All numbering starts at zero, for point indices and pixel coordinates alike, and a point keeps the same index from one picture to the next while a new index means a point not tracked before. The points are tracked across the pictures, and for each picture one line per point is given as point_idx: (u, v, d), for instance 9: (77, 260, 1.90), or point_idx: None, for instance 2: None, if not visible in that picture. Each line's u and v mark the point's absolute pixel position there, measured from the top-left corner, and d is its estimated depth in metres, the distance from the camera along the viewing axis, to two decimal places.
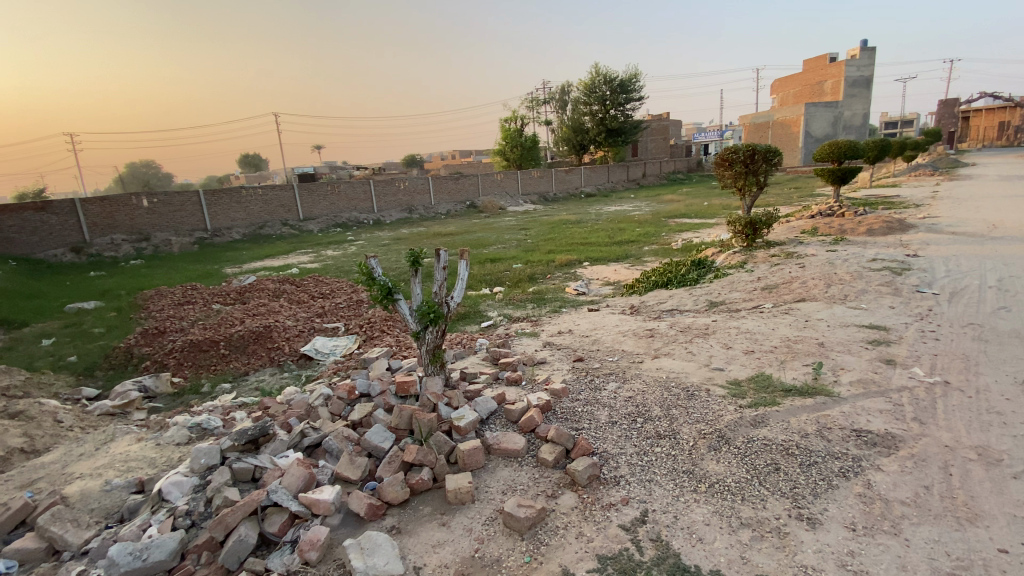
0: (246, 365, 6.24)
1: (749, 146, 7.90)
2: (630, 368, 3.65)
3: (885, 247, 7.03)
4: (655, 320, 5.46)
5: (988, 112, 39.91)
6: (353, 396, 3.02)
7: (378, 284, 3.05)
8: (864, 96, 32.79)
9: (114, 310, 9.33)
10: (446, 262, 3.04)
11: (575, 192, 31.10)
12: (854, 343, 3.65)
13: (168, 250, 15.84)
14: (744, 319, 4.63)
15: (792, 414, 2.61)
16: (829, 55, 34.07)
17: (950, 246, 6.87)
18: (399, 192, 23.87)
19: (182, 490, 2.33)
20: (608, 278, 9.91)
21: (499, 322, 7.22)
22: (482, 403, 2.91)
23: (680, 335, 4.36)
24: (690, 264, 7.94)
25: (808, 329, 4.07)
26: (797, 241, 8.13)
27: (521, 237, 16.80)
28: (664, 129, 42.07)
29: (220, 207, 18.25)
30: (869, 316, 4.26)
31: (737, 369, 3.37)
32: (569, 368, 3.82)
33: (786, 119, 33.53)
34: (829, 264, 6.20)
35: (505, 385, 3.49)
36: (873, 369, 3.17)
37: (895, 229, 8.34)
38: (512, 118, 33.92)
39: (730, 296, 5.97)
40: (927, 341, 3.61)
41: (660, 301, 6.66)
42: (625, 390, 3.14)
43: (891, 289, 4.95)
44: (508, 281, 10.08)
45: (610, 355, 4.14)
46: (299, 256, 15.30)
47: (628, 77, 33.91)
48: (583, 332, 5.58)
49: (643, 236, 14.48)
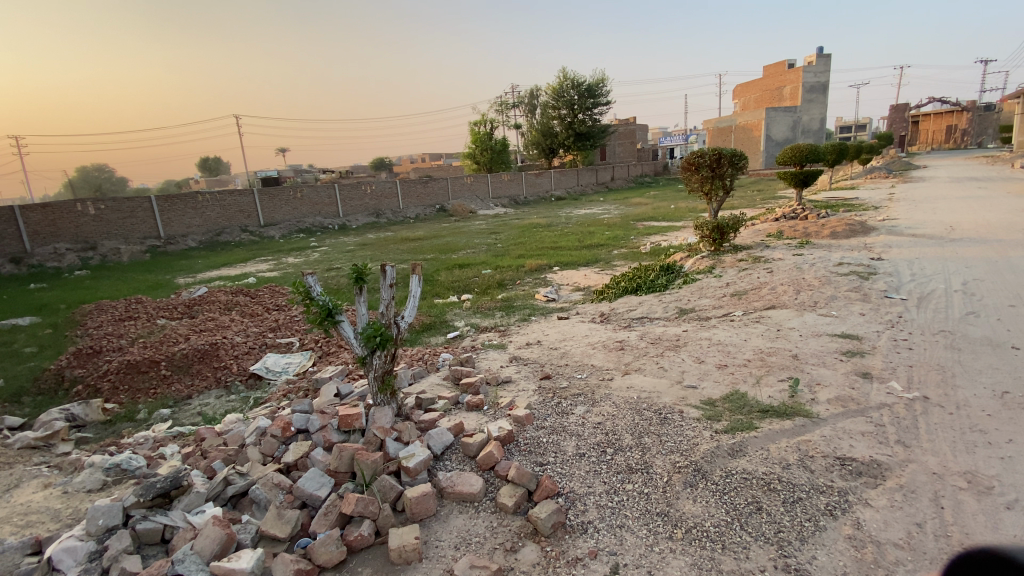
0: (189, 387, 5.76)
1: (714, 150, 7.84)
2: (599, 387, 3.41)
3: (849, 250, 7.07)
4: (625, 330, 5.26)
5: (935, 117, 41.93)
6: (289, 433, 2.69)
7: (317, 305, 2.73)
8: (820, 102, 33.93)
9: (49, 327, 8.57)
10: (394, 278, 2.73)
11: (545, 195, 31.06)
12: (829, 355, 3.51)
13: (117, 259, 14.89)
14: (716, 328, 4.47)
15: (772, 440, 2.41)
16: (787, 62, 35.17)
17: (912, 249, 6.95)
18: (366, 196, 23.27)
19: (75, 558, 1.91)
20: (578, 284, 9.73)
21: (465, 333, 6.92)
22: (436, 436, 2.63)
23: (651, 347, 4.16)
24: (659, 269, 7.83)
25: (781, 340, 3.93)
26: (764, 245, 8.12)
27: (491, 241, 16.54)
28: (632, 133, 42.59)
29: (174, 213, 17.32)
30: (840, 324, 4.16)
31: (711, 387, 3.18)
32: (534, 387, 3.57)
33: (748, 123, 34.40)
34: (797, 269, 6.15)
35: (466, 410, 3.20)
36: (851, 384, 3.02)
37: (857, 231, 8.45)
38: (481, 120, 33.67)
39: (700, 303, 5.84)
40: (900, 351, 3.50)
41: (630, 308, 6.49)
42: (594, 415, 2.90)
43: (860, 294, 4.89)
44: (476, 287, 9.80)
45: (578, 370, 3.90)
46: (259, 264, 14.62)
47: (595, 81, 34.14)
48: (551, 343, 5.33)
49: (613, 239, 14.40)
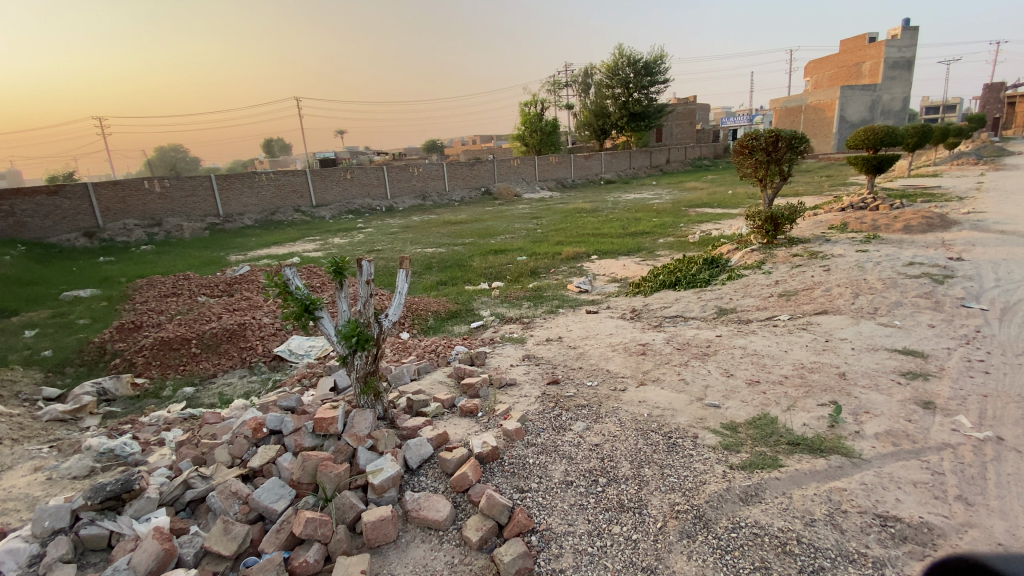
0: (215, 366, 5.86)
1: (771, 132, 7.08)
2: (609, 399, 3.06)
3: (923, 247, 6.23)
4: (653, 331, 4.84)
5: None
6: (261, 434, 2.53)
7: (294, 300, 2.53)
8: (904, 79, 30.88)
9: (105, 300, 9.07)
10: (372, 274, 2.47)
11: (595, 179, 30.18)
12: (883, 376, 2.99)
13: (180, 235, 15.70)
14: (753, 335, 3.97)
15: (797, 484, 2.01)
16: (867, 35, 32.15)
17: (1001, 248, 6.03)
18: (413, 178, 23.35)
19: (16, 562, 1.83)
20: (615, 274, 9.26)
21: (490, 324, 6.67)
22: (414, 448, 2.40)
23: (676, 354, 3.74)
24: (702, 262, 7.25)
25: (827, 353, 3.40)
26: (823, 238, 7.33)
27: (531, 226, 16.18)
28: (690, 113, 40.47)
29: (231, 192, 18.05)
30: (902, 338, 3.57)
31: (736, 409, 2.76)
32: (539, 393, 3.27)
33: (819, 103, 31.82)
34: (858, 268, 5.46)
35: (459, 415, 2.96)
36: (905, 415, 2.52)
37: (936, 225, 7.48)
38: (532, 101, 33.01)
39: (742, 303, 5.29)
40: (974, 376, 2.93)
41: (664, 305, 6.01)
42: (594, 434, 2.56)
43: (930, 301, 4.22)
44: (509, 275, 9.53)
45: (590, 377, 3.54)
46: (306, 244, 14.97)
47: (652, 59, 32.57)
48: (573, 341, 4.98)
49: (659, 227, 13.70)
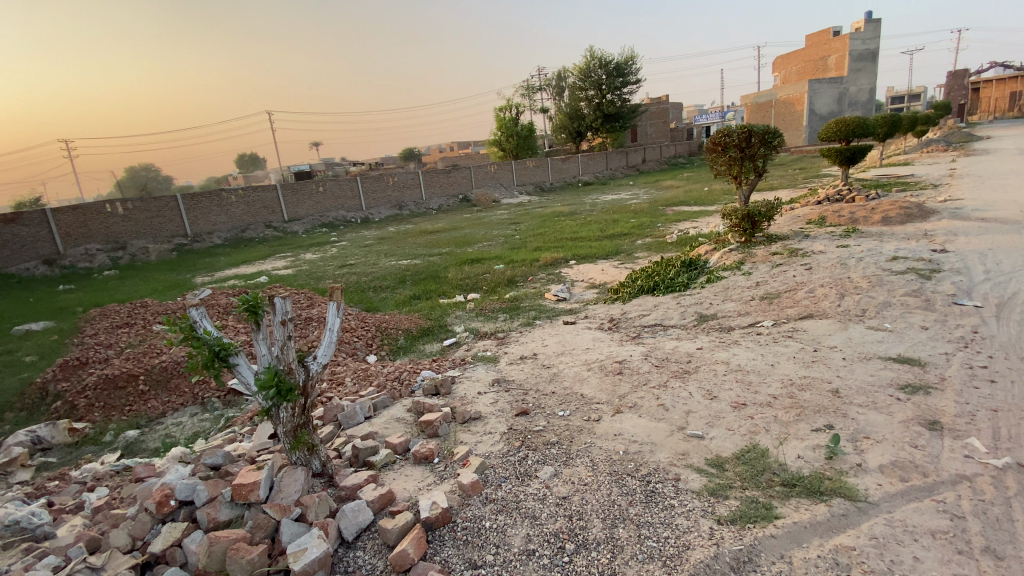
0: (165, 405, 5.35)
1: (743, 128, 6.84)
2: (581, 433, 2.73)
3: (904, 240, 6.06)
4: (632, 344, 4.53)
5: (997, 83, 38.54)
6: (168, 509, 2.14)
7: (203, 345, 2.16)
8: (869, 71, 31.42)
9: (56, 334, 8.45)
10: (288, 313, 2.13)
11: (573, 181, 30.09)
12: (881, 391, 2.70)
13: (146, 258, 15.01)
14: (736, 347, 3.67)
15: (797, 543, 1.70)
16: (832, 29, 32.73)
17: (983, 237, 5.88)
18: (389, 188, 22.88)
19: None
20: (594, 280, 8.99)
21: (463, 340, 6.31)
22: (350, 514, 2.04)
23: (655, 373, 3.42)
24: (680, 264, 7.00)
25: (817, 366, 3.12)
26: (802, 234, 7.15)
27: (509, 232, 15.88)
28: (664, 112, 40.71)
29: (199, 211, 17.36)
30: (895, 344, 3.31)
31: (721, 441, 2.45)
32: (505, 428, 2.93)
33: (789, 97, 32.24)
34: (841, 265, 5.23)
35: (412, 463, 2.60)
36: (909, 440, 2.24)
37: (914, 215, 7.35)
38: (507, 106, 32.86)
39: (723, 309, 5.03)
40: (979, 387, 2.66)
41: (643, 313, 5.72)
42: (562, 483, 2.21)
43: (920, 300, 3.99)
44: (485, 286, 9.20)
45: (562, 405, 3.20)
46: (276, 262, 14.41)
47: (624, 59, 32.69)
48: (547, 359, 4.65)
49: (637, 228, 13.52)
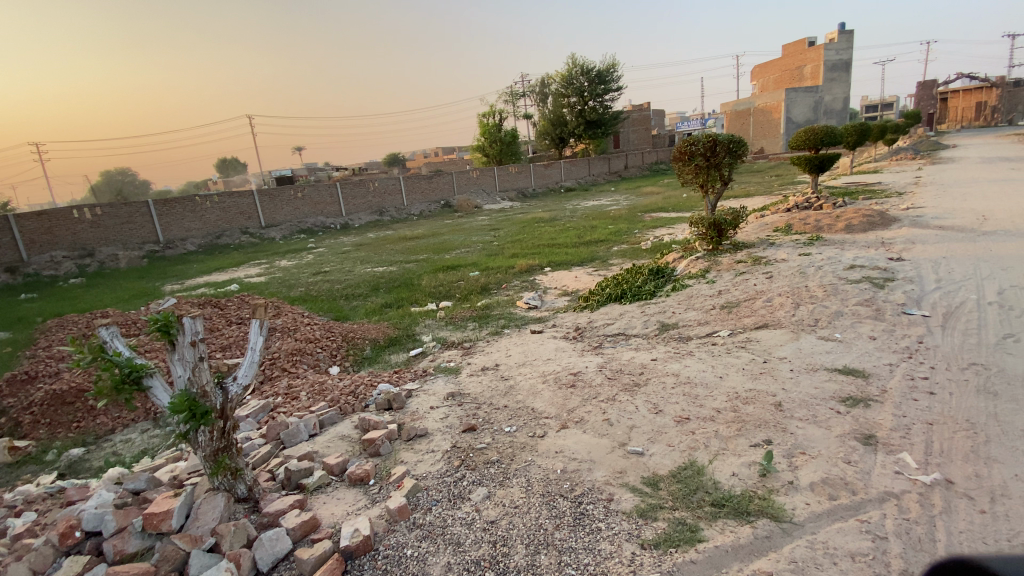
0: (115, 421, 5.16)
1: (709, 137, 6.92)
2: (523, 450, 2.66)
3: (863, 248, 6.16)
4: (593, 354, 4.49)
5: (964, 93, 40.08)
6: (73, 541, 2.05)
7: (112, 368, 2.08)
8: (843, 80, 32.20)
9: (10, 346, 8.12)
10: (197, 334, 2.09)
11: (555, 187, 30.18)
12: (822, 404, 2.70)
13: (115, 265, 14.60)
14: (688, 359, 3.65)
15: (715, 569, 1.68)
16: (808, 39, 33.45)
17: (940, 245, 6.00)
18: (369, 194, 22.67)
19: None
20: (567, 287, 8.98)
21: (429, 350, 6.21)
22: (268, 543, 1.96)
23: (606, 386, 3.37)
24: (648, 272, 7.01)
25: (764, 378, 3.10)
26: (767, 241, 7.23)
27: (488, 239, 15.82)
28: (645, 119, 41.14)
29: (172, 217, 16.96)
30: (842, 355, 3.33)
31: (660, 457, 2.41)
32: (449, 444, 2.86)
33: (766, 106, 32.87)
34: (800, 274, 5.28)
35: (347, 485, 2.51)
36: (842, 455, 2.23)
37: (876, 223, 7.48)
38: (490, 112, 32.90)
39: (684, 317, 5.03)
40: (917, 399, 2.68)
41: (608, 322, 5.69)
42: (492, 506, 2.15)
43: (871, 309, 4.03)
44: (458, 293, 9.13)
45: (511, 420, 3.13)
46: (250, 269, 14.15)
47: (605, 67, 33.01)
48: (508, 370, 4.58)
49: (614, 234, 13.57)
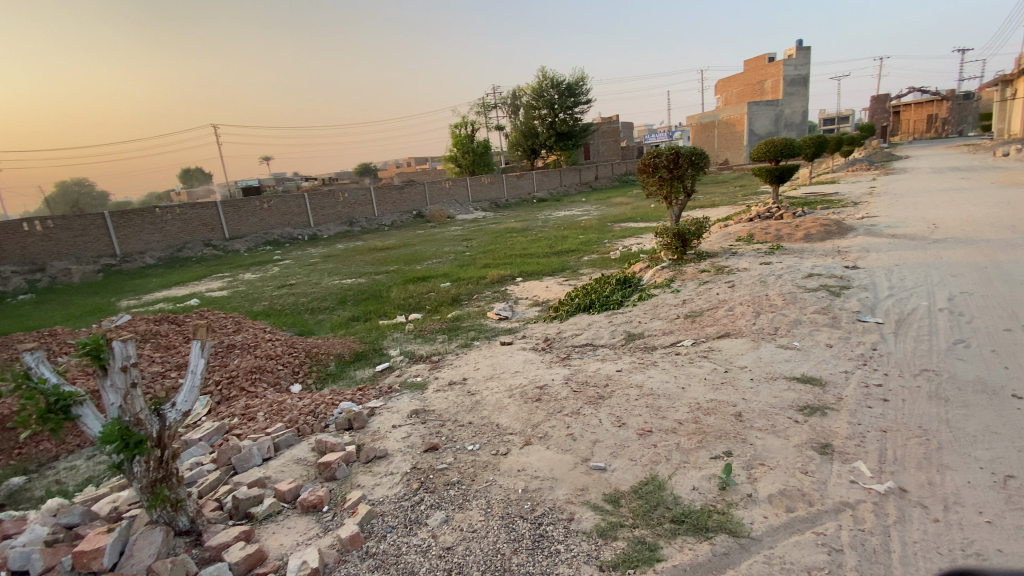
0: (57, 447, 4.84)
1: (671, 150, 7.07)
2: (485, 469, 2.59)
3: (821, 256, 6.35)
4: (559, 366, 4.47)
5: (915, 107, 42.58)
6: None
7: (37, 396, 1.93)
8: (802, 95, 33.56)
9: None
10: (129, 359, 2.00)
11: (528, 197, 30.37)
12: (781, 414, 2.73)
13: (67, 280, 13.90)
14: (653, 369, 3.66)
15: None
16: (768, 55, 34.80)
17: (893, 253, 6.24)
18: (338, 204, 22.32)
19: None
20: (537, 298, 8.98)
21: (396, 364, 6.08)
22: None
23: (571, 399, 3.33)
24: (616, 282, 7.08)
25: (725, 388, 3.13)
26: (730, 251, 7.40)
27: (460, 249, 15.74)
28: (614, 131, 41.90)
29: (130, 229, 16.29)
30: (800, 363, 3.39)
31: (622, 473, 2.38)
32: (408, 466, 2.77)
33: (730, 118, 33.97)
34: (760, 282, 5.40)
35: (298, 512, 2.41)
36: (800, 466, 2.25)
37: (833, 232, 7.75)
38: (461, 123, 32.99)
39: (650, 327, 5.07)
40: (872, 407, 2.73)
41: (577, 333, 5.68)
42: (449, 531, 2.08)
43: (827, 317, 4.13)
44: (428, 305, 9.02)
45: (474, 438, 3.05)
46: (212, 283, 13.69)
47: (574, 80, 33.58)
48: (475, 383, 4.50)
49: (585, 244, 13.70)
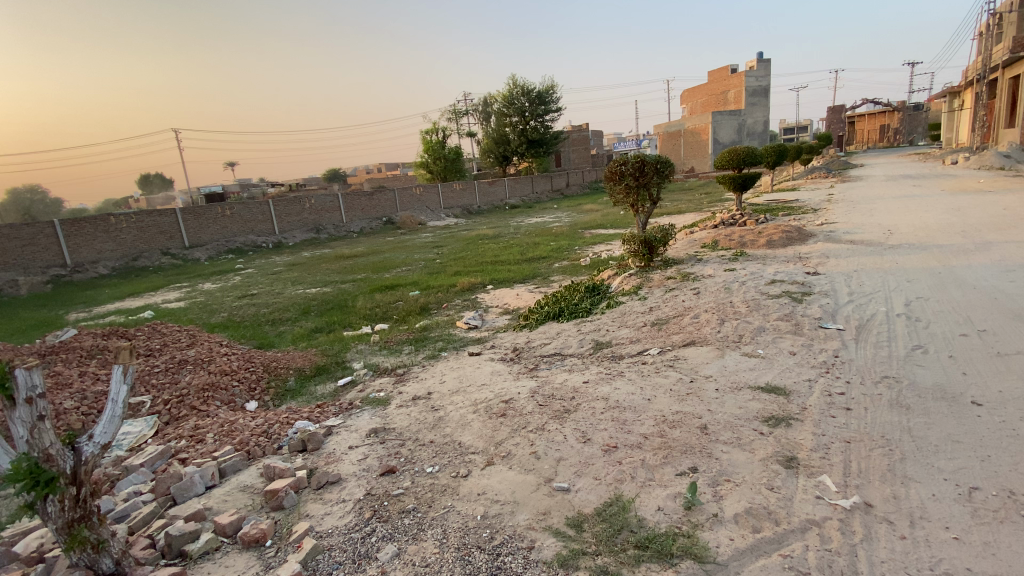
0: None
1: (637, 157, 7.11)
2: (443, 494, 2.45)
3: (784, 262, 6.45)
4: (526, 378, 4.36)
5: (869, 117, 44.53)
6: None
7: None
8: (763, 105, 34.67)
9: None
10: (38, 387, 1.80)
11: (499, 204, 30.32)
12: (746, 425, 2.69)
13: (9, 292, 13.05)
14: (619, 380, 3.58)
15: None
16: (731, 67, 35.87)
17: (852, 259, 6.39)
18: (305, 211, 21.76)
19: None
20: (507, 306, 8.87)
21: (360, 378, 5.86)
22: None
23: (536, 414, 3.21)
24: (585, 290, 7.04)
25: (690, 399, 3.07)
26: (696, 257, 7.46)
27: (430, 256, 15.51)
28: (584, 138, 42.35)
29: (81, 238, 15.45)
30: (765, 372, 3.37)
31: (586, 493, 2.28)
32: (362, 492, 2.61)
33: (696, 127, 34.80)
34: (725, 289, 5.44)
35: (239, 548, 2.23)
36: (766, 481, 2.20)
37: (795, 238, 7.91)
38: (433, 129, 32.78)
39: (618, 335, 5.02)
40: (836, 416, 2.72)
41: (545, 342, 5.58)
42: (403, 567, 1.94)
43: (790, 324, 4.16)
44: (395, 314, 8.80)
45: (434, 458, 2.90)
46: (169, 293, 13.07)
47: (545, 88, 33.86)
48: (439, 397, 4.35)
49: (555, 251, 13.69)
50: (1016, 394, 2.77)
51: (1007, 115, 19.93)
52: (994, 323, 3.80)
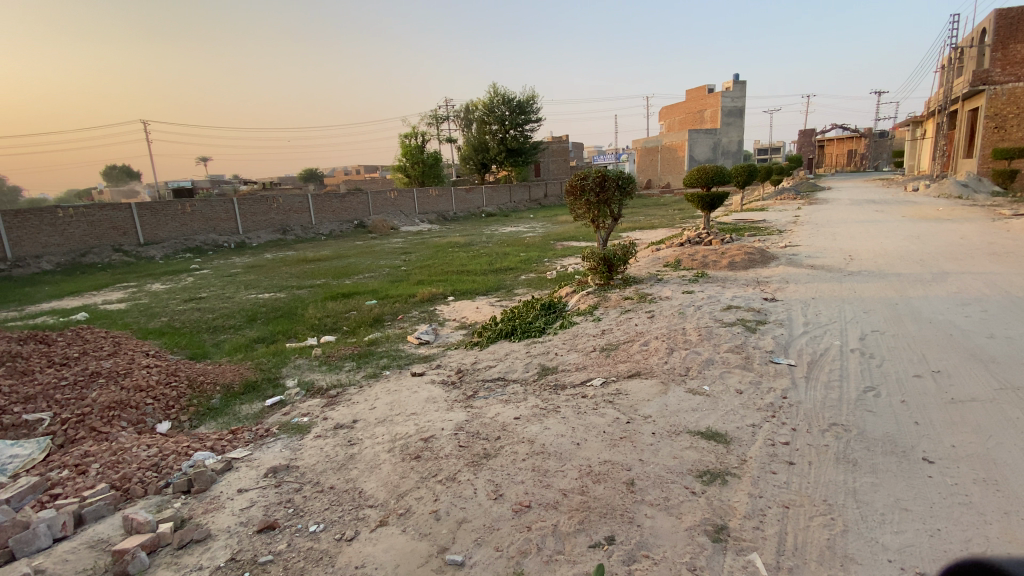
0: None
1: (599, 172, 6.90)
2: (317, 564, 2.08)
3: (743, 286, 6.27)
4: (459, 408, 3.98)
5: (838, 142, 45.92)
6: None
7: None
8: (738, 125, 35.36)
9: None
10: None
11: (476, 212, 29.99)
12: (677, 481, 2.39)
13: None
14: (552, 418, 3.25)
15: None
16: (708, 86, 36.53)
17: (810, 285, 6.25)
18: (271, 211, 20.97)
19: None
20: (465, 319, 8.50)
21: (289, 399, 5.38)
22: None
23: (451, 458, 2.85)
24: (540, 307, 6.73)
25: (622, 446, 2.75)
26: (656, 277, 7.24)
27: (396, 263, 15.05)
28: (564, 150, 42.48)
29: (24, 230, 14.42)
30: (707, 414, 3.07)
31: (480, 570, 1.94)
32: (226, 557, 2.22)
33: (672, 144, 35.24)
34: (680, 314, 5.18)
35: None
36: (687, 560, 1.90)
37: (757, 260, 7.78)
38: (411, 134, 32.33)
39: (565, 360, 4.71)
40: (778, 473, 2.43)
41: (491, 364, 5.22)
42: None
43: (740, 357, 3.90)
44: (346, 325, 8.33)
45: (327, 511, 2.52)
46: (112, 294, 12.23)
47: (525, 98, 33.83)
48: (362, 428, 3.93)
49: (524, 262, 13.40)
50: (969, 450, 2.54)
51: (965, 146, 20.72)
52: (949, 363, 3.62)
